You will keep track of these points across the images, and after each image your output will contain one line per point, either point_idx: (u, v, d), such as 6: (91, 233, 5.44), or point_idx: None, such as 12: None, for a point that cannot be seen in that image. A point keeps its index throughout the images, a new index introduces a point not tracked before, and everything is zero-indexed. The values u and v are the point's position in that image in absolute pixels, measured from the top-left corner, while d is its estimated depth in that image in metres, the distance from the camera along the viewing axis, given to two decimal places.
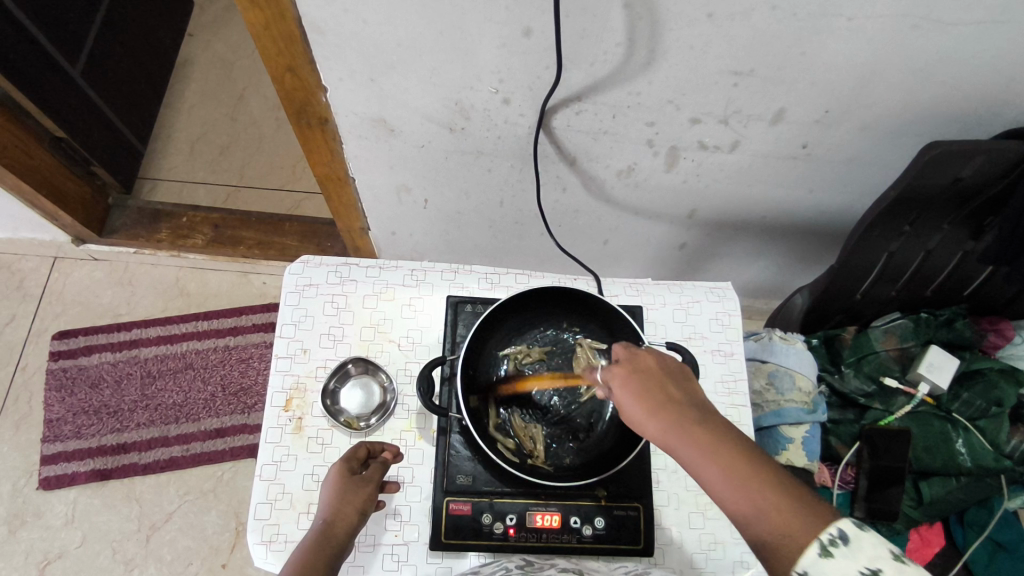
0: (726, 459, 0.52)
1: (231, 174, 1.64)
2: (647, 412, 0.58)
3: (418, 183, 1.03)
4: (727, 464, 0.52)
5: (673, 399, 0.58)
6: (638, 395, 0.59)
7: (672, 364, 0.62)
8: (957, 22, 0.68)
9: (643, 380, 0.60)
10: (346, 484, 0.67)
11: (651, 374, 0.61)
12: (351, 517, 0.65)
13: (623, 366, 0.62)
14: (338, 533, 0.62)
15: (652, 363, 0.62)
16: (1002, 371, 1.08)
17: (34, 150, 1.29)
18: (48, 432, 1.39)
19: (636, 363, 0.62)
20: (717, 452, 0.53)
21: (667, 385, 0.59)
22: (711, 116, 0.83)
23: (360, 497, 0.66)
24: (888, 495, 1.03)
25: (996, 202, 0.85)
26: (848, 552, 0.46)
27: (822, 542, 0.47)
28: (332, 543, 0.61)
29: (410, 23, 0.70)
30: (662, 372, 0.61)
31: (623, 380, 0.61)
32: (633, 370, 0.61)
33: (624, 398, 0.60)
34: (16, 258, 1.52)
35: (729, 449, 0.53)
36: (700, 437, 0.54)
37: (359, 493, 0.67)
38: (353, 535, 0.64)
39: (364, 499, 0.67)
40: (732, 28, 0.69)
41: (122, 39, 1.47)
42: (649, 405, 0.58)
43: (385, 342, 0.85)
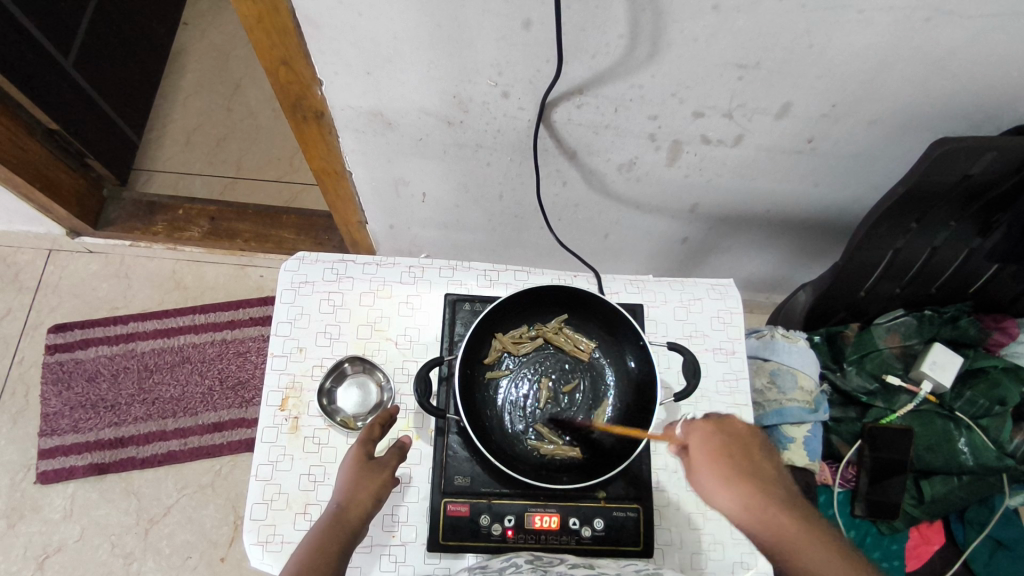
0: (811, 542, 0.56)
1: (227, 165, 1.62)
2: (727, 484, 0.60)
3: (416, 176, 1.01)
4: (810, 546, 0.56)
5: (757, 473, 0.61)
6: (720, 463, 0.62)
7: (756, 430, 0.65)
8: (970, 14, 0.66)
9: (728, 445, 0.63)
10: (360, 469, 0.66)
11: (736, 438, 0.64)
12: (366, 503, 0.63)
13: (707, 425, 0.65)
14: (351, 518, 0.61)
15: (736, 427, 0.65)
16: (1006, 369, 1.06)
17: (26, 141, 1.27)
18: (46, 426, 1.38)
19: (720, 425, 0.65)
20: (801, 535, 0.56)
21: (753, 458, 0.63)
22: (715, 110, 0.82)
23: (375, 482, 0.65)
24: (885, 486, 1.05)
25: (1006, 198, 0.83)
26: None
27: None
28: (344, 529, 0.60)
29: (407, 14, 0.68)
30: (743, 439, 0.64)
31: (708, 443, 0.63)
32: (718, 432, 0.64)
33: (706, 465, 0.62)
34: (12, 250, 1.51)
35: (808, 529, 0.57)
36: (785, 522, 0.57)
37: (375, 479, 0.65)
38: (367, 521, 0.62)
39: (380, 485, 0.65)
40: (737, 20, 0.67)
41: (117, 28, 1.45)
42: (731, 474, 0.61)
43: (383, 339, 0.84)
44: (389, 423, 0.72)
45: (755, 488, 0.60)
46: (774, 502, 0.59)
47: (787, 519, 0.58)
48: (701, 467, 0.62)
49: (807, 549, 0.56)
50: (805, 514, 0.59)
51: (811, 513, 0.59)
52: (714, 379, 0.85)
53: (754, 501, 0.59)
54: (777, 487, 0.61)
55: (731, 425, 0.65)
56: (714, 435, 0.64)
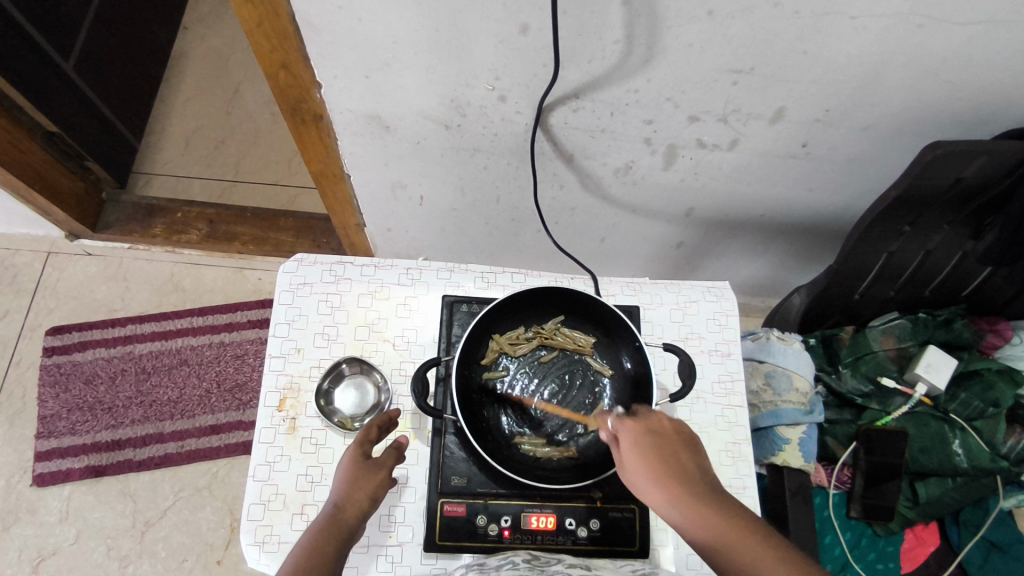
0: (739, 534, 0.53)
1: (226, 169, 1.63)
2: (654, 481, 0.58)
3: (414, 180, 1.02)
4: (739, 539, 0.53)
5: (684, 470, 0.59)
6: (649, 463, 0.59)
7: (682, 430, 0.63)
8: (961, 21, 0.67)
9: (653, 442, 0.61)
10: (357, 470, 0.65)
11: (663, 436, 0.62)
12: (363, 501, 0.63)
13: (634, 424, 0.63)
14: (348, 518, 0.60)
15: (664, 426, 0.63)
16: (1000, 371, 1.08)
17: (25, 143, 1.28)
18: (42, 428, 1.38)
19: (648, 424, 0.63)
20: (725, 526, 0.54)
21: (678, 453, 0.60)
22: (710, 114, 0.82)
23: (372, 482, 0.65)
24: (882, 490, 1.06)
25: (998, 201, 0.84)
26: None
27: None
28: (341, 527, 0.59)
29: (405, 19, 0.69)
30: (670, 437, 0.62)
31: (635, 440, 0.61)
32: (646, 431, 0.62)
33: (634, 464, 0.60)
34: (10, 253, 1.51)
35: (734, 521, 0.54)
36: (714, 515, 0.55)
37: (372, 477, 0.65)
38: (364, 520, 0.62)
39: (377, 484, 0.65)
40: (732, 26, 0.68)
41: (119, 33, 1.46)
42: (658, 472, 0.58)
43: (380, 341, 0.85)
44: (387, 426, 0.72)
45: (680, 481, 0.58)
46: (701, 498, 0.56)
47: (712, 513, 0.55)
48: (629, 466, 0.61)
49: (739, 545, 0.52)
50: (730, 507, 0.56)
51: (737, 507, 0.56)
52: (710, 380, 0.85)
53: (682, 496, 0.57)
54: (700, 483, 0.58)
55: (653, 424, 0.63)
56: (641, 435, 0.62)
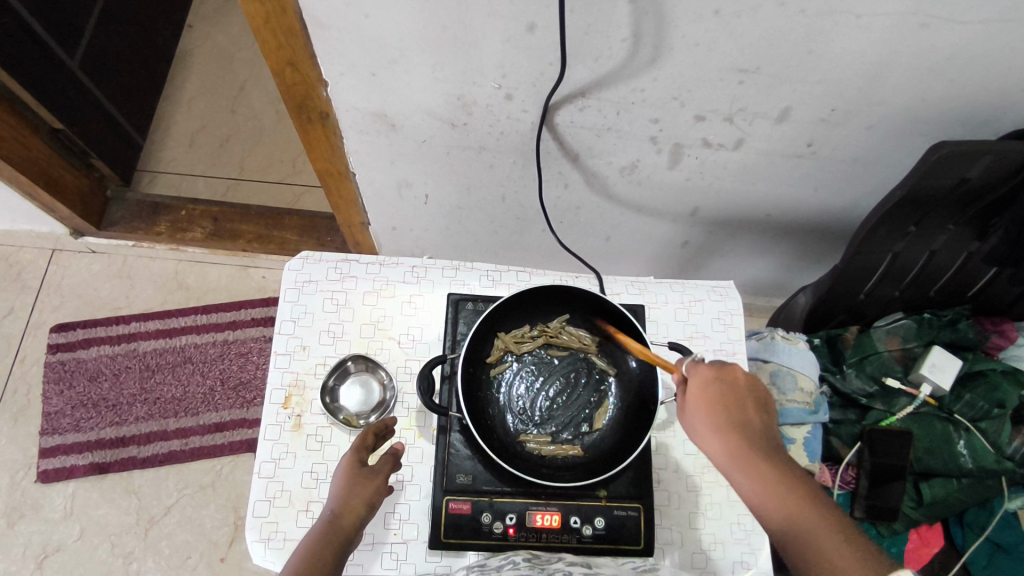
0: (794, 497, 0.55)
1: (230, 167, 1.63)
2: (719, 434, 0.59)
3: (419, 178, 1.02)
4: (792, 502, 0.55)
5: (749, 424, 0.60)
6: (714, 414, 0.60)
7: (756, 381, 0.62)
8: (968, 20, 0.67)
9: (724, 395, 0.61)
10: (353, 478, 0.65)
11: (735, 390, 0.61)
12: (359, 510, 0.63)
13: (708, 373, 0.62)
14: (345, 527, 0.61)
15: (737, 377, 0.62)
16: (1005, 372, 1.07)
17: (30, 140, 1.28)
18: (47, 425, 1.38)
19: (720, 375, 0.62)
20: (787, 493, 0.55)
21: (746, 406, 0.60)
22: (716, 113, 0.82)
23: (368, 490, 0.65)
24: (887, 491, 1.05)
25: (1003, 202, 0.84)
26: None
27: None
28: (337, 538, 0.60)
29: (412, 17, 0.69)
30: (740, 390, 0.61)
31: (707, 390, 0.61)
32: (719, 381, 0.61)
33: (701, 413, 0.61)
34: (15, 250, 1.51)
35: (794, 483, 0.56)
36: (777, 479, 0.56)
37: (368, 485, 0.65)
38: (360, 528, 0.62)
39: (374, 491, 0.65)
40: (738, 25, 0.68)
41: (124, 31, 1.47)
42: (724, 426, 0.59)
43: (385, 339, 0.85)
44: (384, 432, 0.72)
45: (747, 440, 0.58)
46: (764, 461, 0.57)
47: (776, 477, 0.56)
48: (695, 415, 0.61)
49: (798, 514, 0.54)
50: (794, 473, 0.57)
51: (802, 475, 0.57)
52: None
53: (743, 451, 0.58)
54: (766, 444, 0.59)
55: (726, 374, 0.62)
56: (710, 385, 0.61)
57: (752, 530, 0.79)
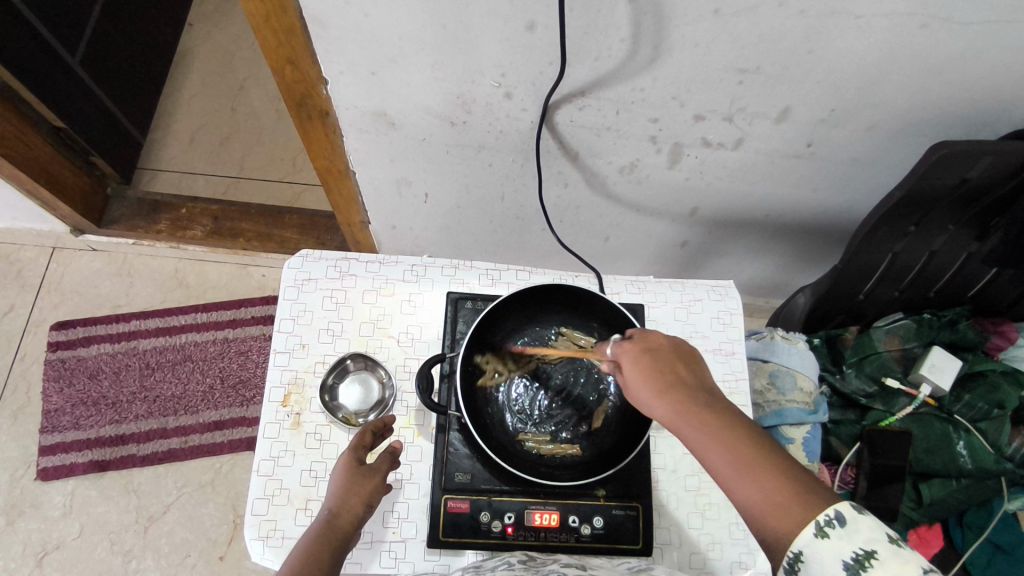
0: (735, 442, 0.56)
1: (230, 166, 1.63)
2: (658, 395, 0.60)
3: (418, 177, 1.02)
4: (733, 446, 0.56)
5: (684, 383, 0.60)
6: (652, 376, 0.61)
7: (682, 346, 0.64)
8: (968, 21, 0.66)
9: (656, 360, 0.62)
10: (351, 476, 0.66)
11: (666, 354, 0.63)
12: (357, 509, 0.63)
13: (638, 345, 0.63)
14: (342, 525, 0.61)
15: (663, 344, 0.64)
16: (1005, 373, 1.08)
17: (31, 139, 1.28)
18: (46, 422, 1.38)
19: (649, 346, 0.63)
20: (726, 440, 0.56)
21: (680, 366, 0.62)
22: (716, 113, 0.82)
23: (366, 488, 0.65)
24: (886, 492, 1.01)
25: (1004, 202, 0.84)
26: (842, 534, 0.50)
27: (818, 523, 0.51)
28: (335, 537, 0.60)
29: (412, 16, 0.69)
30: (671, 353, 0.63)
31: (640, 359, 0.62)
32: (648, 351, 0.63)
33: (639, 379, 0.61)
34: (15, 248, 1.51)
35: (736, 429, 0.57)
36: (716, 428, 0.57)
37: (366, 484, 0.65)
38: (359, 526, 0.63)
39: (372, 490, 0.65)
40: (738, 25, 0.68)
41: (124, 29, 1.47)
42: (661, 386, 0.60)
43: (384, 337, 0.85)
44: (381, 431, 0.72)
45: (685, 396, 0.59)
46: (702, 412, 0.58)
47: (714, 427, 0.57)
48: (636, 383, 0.62)
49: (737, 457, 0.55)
50: (732, 420, 0.58)
51: (740, 423, 0.58)
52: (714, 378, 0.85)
53: (686, 405, 0.58)
54: (703, 398, 0.59)
55: (653, 342, 0.64)
56: (643, 351, 0.63)
57: (750, 530, 0.79)
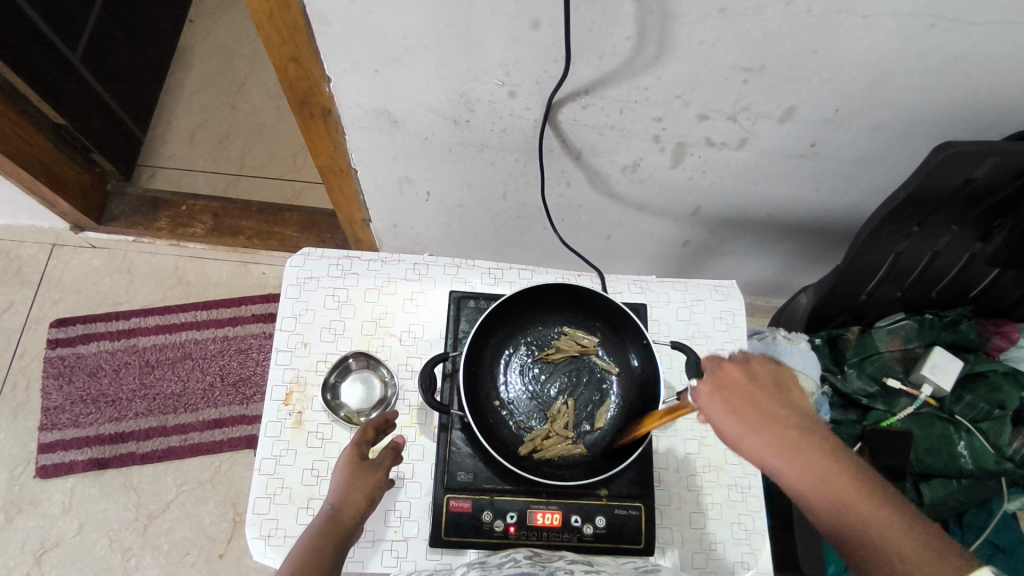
0: (858, 498, 0.50)
1: (231, 163, 1.63)
2: (761, 440, 0.52)
3: (421, 175, 1.02)
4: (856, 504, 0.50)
5: (785, 422, 0.53)
6: (746, 416, 0.53)
7: (769, 371, 0.56)
8: (974, 21, 0.66)
9: (744, 397, 0.54)
10: (356, 469, 0.66)
11: (755, 386, 0.55)
12: (360, 503, 0.63)
13: (717, 379, 0.56)
14: (345, 520, 0.61)
15: (744, 373, 0.56)
16: (1006, 374, 1.08)
17: (31, 135, 1.28)
18: (46, 420, 1.38)
19: (730, 380, 0.55)
20: (850, 495, 0.50)
21: (769, 398, 0.54)
22: (720, 112, 0.82)
23: (369, 483, 0.65)
24: None
25: (1008, 202, 0.84)
26: None
27: None
28: (337, 531, 0.60)
29: (416, 14, 0.69)
30: (754, 382, 0.55)
31: (726, 398, 0.54)
32: (731, 385, 0.55)
33: (733, 420, 0.54)
34: (14, 244, 1.51)
35: (850, 476, 0.51)
36: (836, 481, 0.50)
37: (370, 480, 0.65)
38: (362, 520, 0.63)
39: (375, 485, 0.65)
40: (744, 24, 0.67)
41: (125, 26, 1.46)
42: (762, 431, 0.52)
43: (387, 336, 0.84)
44: (382, 429, 0.72)
45: (790, 441, 0.52)
46: (816, 459, 0.51)
47: (834, 479, 0.50)
48: (727, 424, 0.54)
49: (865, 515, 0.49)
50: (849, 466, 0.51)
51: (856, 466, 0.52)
52: None
53: (793, 448, 0.51)
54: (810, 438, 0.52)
55: (728, 374, 0.56)
56: (723, 383, 0.55)
57: (752, 530, 0.79)
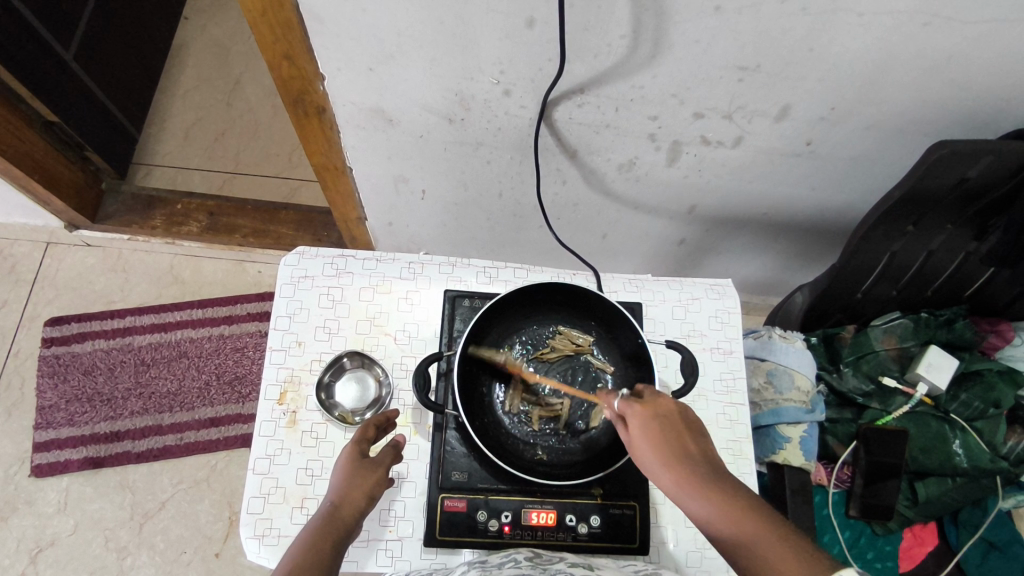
0: (741, 517, 0.52)
1: (226, 161, 1.62)
2: (665, 465, 0.57)
3: (416, 173, 1.02)
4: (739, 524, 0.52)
5: (687, 452, 0.58)
6: (654, 441, 0.59)
7: (687, 411, 0.62)
8: (970, 20, 0.66)
9: (663, 428, 0.59)
10: (355, 468, 0.65)
11: (668, 421, 0.60)
12: (360, 500, 0.62)
13: (643, 409, 0.61)
14: (345, 514, 0.60)
15: (668, 409, 0.61)
16: (1002, 373, 1.08)
17: (25, 133, 1.27)
18: (41, 419, 1.38)
19: (655, 410, 0.61)
20: (731, 514, 0.52)
21: (687, 435, 0.59)
22: (715, 111, 0.82)
23: (369, 480, 0.64)
24: (880, 489, 1.04)
25: (1002, 202, 0.84)
26: None
27: None
28: (337, 524, 0.58)
29: (409, 11, 0.68)
30: (678, 420, 0.60)
31: (644, 428, 0.60)
32: (650, 416, 0.61)
33: (646, 449, 0.59)
34: (8, 242, 1.50)
35: (737, 505, 0.53)
36: (723, 501, 0.53)
37: (370, 477, 0.65)
38: (361, 518, 0.61)
39: (374, 483, 0.65)
40: (739, 22, 0.67)
41: (119, 22, 1.45)
42: (666, 456, 0.57)
43: (381, 335, 0.84)
44: (384, 427, 0.73)
45: (686, 467, 0.56)
46: (709, 483, 0.55)
47: (722, 499, 0.53)
48: (642, 455, 0.59)
49: (749, 532, 0.51)
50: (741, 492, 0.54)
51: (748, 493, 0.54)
52: (711, 378, 0.85)
53: (685, 473, 0.56)
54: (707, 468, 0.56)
55: (661, 408, 0.61)
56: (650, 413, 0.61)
57: None
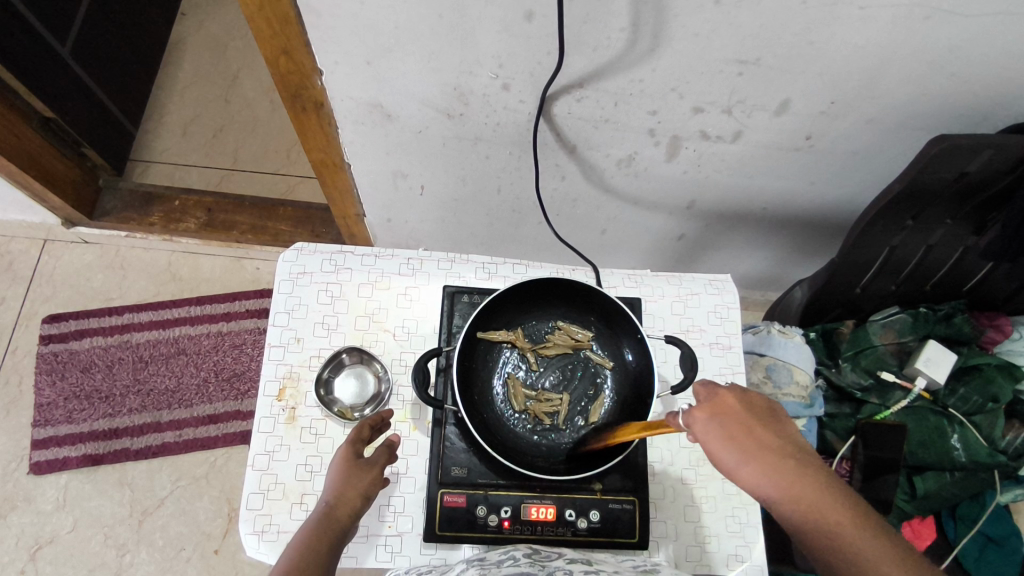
0: (842, 517, 0.50)
1: (224, 157, 1.62)
2: (752, 468, 0.53)
3: (414, 169, 1.01)
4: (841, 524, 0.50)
5: (772, 450, 0.53)
6: (733, 442, 0.54)
7: (752, 399, 0.57)
8: (970, 13, 0.66)
9: (735, 428, 0.54)
10: (350, 468, 0.65)
11: (740, 416, 0.55)
12: (355, 500, 0.62)
13: (705, 412, 0.55)
14: (341, 515, 0.60)
15: (731, 404, 0.56)
16: (1000, 367, 1.09)
17: (22, 130, 1.26)
18: (39, 416, 1.37)
19: (718, 409, 0.55)
20: (830, 516, 0.50)
21: (764, 426, 0.55)
22: (715, 105, 0.82)
23: (364, 480, 0.64)
24: (881, 484, 0.99)
25: (1001, 196, 0.84)
26: None
27: None
28: (334, 525, 0.59)
29: (408, 5, 0.68)
30: (748, 412, 0.55)
31: (715, 427, 0.55)
32: (719, 415, 0.55)
33: (724, 449, 0.54)
34: (6, 239, 1.50)
35: (836, 504, 0.51)
36: (823, 502, 0.51)
37: (365, 477, 0.65)
38: (356, 519, 0.61)
39: (369, 483, 0.64)
40: (739, 15, 0.67)
41: (115, 18, 1.44)
42: (752, 458, 0.53)
43: (380, 331, 0.84)
44: (379, 427, 0.72)
45: (779, 469, 0.52)
46: (805, 483, 0.52)
47: (821, 500, 0.51)
48: (719, 454, 0.54)
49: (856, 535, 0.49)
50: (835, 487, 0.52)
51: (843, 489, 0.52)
52: (711, 373, 0.85)
53: (779, 473, 0.52)
54: (796, 466, 0.53)
55: (725, 402, 0.56)
56: (717, 410, 0.55)
57: (747, 523, 0.79)
